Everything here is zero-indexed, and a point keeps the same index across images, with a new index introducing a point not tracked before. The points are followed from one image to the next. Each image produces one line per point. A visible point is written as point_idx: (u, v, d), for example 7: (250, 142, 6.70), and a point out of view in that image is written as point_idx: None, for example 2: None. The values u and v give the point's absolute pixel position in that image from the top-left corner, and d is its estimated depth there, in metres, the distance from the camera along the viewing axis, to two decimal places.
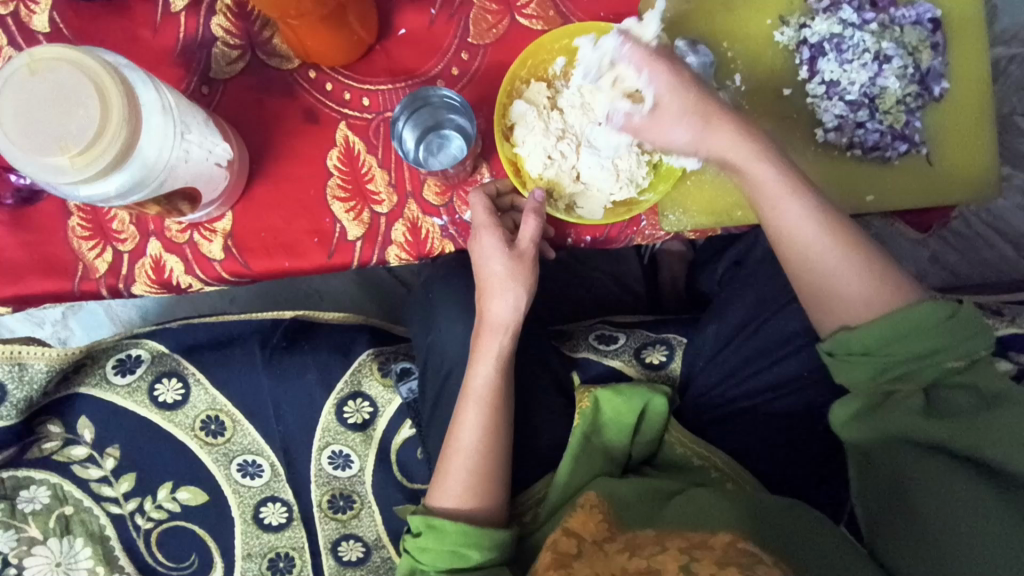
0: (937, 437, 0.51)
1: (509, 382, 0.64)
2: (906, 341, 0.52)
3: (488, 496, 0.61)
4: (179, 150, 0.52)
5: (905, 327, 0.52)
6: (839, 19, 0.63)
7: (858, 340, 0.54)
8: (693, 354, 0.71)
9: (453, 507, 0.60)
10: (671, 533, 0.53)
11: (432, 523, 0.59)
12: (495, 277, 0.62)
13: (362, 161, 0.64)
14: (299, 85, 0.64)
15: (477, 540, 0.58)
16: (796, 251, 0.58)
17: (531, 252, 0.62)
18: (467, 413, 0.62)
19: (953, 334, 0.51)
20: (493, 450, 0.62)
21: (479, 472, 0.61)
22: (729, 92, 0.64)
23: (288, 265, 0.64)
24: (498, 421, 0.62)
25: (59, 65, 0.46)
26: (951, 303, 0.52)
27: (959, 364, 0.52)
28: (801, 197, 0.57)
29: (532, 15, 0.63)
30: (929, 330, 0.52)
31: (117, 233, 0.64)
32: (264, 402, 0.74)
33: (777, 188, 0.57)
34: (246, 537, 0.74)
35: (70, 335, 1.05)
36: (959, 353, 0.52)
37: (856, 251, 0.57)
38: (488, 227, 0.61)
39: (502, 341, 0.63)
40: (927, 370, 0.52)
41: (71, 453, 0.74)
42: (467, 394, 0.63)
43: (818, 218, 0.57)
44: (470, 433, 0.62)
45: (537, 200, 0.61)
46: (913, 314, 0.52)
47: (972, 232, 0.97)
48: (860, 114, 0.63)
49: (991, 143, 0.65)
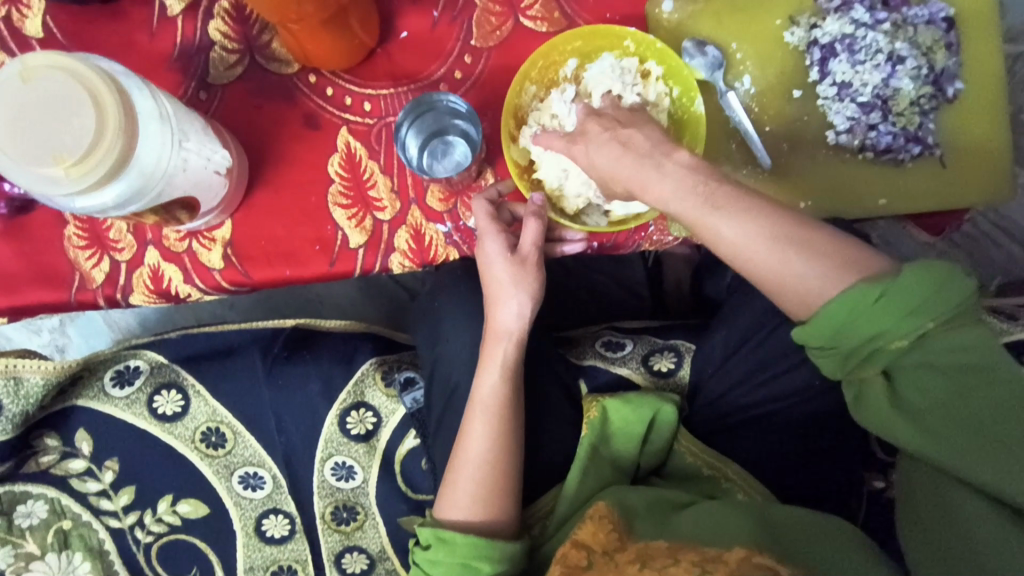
0: (905, 438, 0.46)
1: (517, 391, 0.63)
2: (856, 325, 0.46)
3: (498, 507, 0.60)
4: (178, 159, 0.51)
5: (845, 311, 0.46)
6: (851, 19, 0.62)
7: (816, 334, 0.47)
8: (702, 362, 0.70)
9: (462, 518, 0.59)
10: (685, 547, 0.51)
11: (442, 536, 0.58)
12: (498, 283, 0.61)
13: (364, 167, 0.62)
14: (299, 90, 0.63)
15: (487, 552, 0.57)
16: (741, 259, 0.50)
17: (534, 256, 0.61)
18: (474, 422, 0.61)
19: (891, 314, 0.45)
20: (500, 461, 0.60)
21: (486, 482, 0.59)
22: (738, 94, 0.63)
23: (289, 274, 0.62)
24: (506, 431, 0.61)
25: (52, 72, 0.44)
26: (880, 281, 0.45)
27: (903, 344, 0.45)
28: (731, 211, 0.50)
29: (536, 17, 0.62)
30: (862, 316, 0.45)
31: (114, 243, 0.63)
32: (264, 412, 0.73)
33: (698, 208, 0.50)
34: (248, 549, 0.73)
35: (69, 343, 1.04)
36: (902, 332, 0.45)
37: (807, 241, 0.49)
38: (491, 231, 0.60)
39: (506, 348, 0.62)
40: (879, 355, 0.46)
41: (69, 466, 0.73)
42: (475, 403, 0.62)
43: (754, 213, 0.50)
44: (478, 442, 0.60)
45: (537, 204, 0.60)
46: (839, 300, 0.46)
47: (980, 233, 0.95)
48: (873, 116, 0.62)
49: (1005, 146, 0.64)
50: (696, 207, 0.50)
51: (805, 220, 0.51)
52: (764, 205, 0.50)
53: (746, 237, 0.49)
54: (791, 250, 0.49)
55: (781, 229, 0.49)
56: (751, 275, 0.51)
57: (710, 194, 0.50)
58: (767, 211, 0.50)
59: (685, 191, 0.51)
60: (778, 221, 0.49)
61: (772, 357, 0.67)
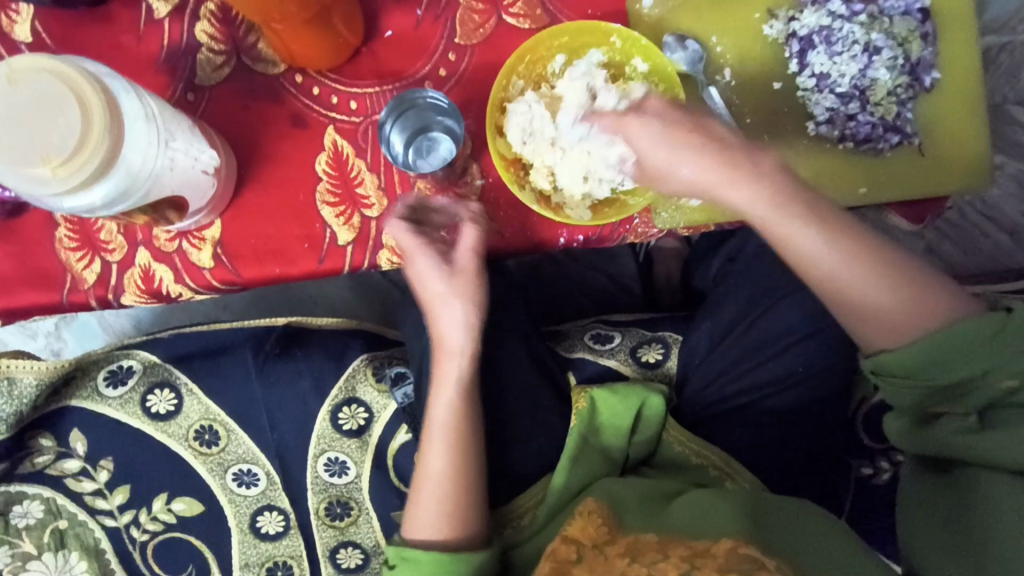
0: (982, 453, 0.50)
1: (472, 405, 0.65)
2: (953, 363, 0.50)
3: (461, 523, 0.62)
4: (164, 158, 0.52)
5: (939, 349, 0.50)
6: (828, 12, 0.64)
7: (898, 364, 0.51)
8: (689, 351, 0.70)
9: (426, 538, 0.62)
10: (674, 540, 0.52)
11: (405, 555, 0.61)
12: (437, 297, 0.63)
13: (351, 165, 0.63)
14: (286, 89, 0.63)
15: (452, 568, 0.60)
16: (824, 284, 0.55)
17: (472, 267, 0.63)
18: (432, 443, 0.63)
19: (1003, 351, 0.48)
20: (460, 477, 0.63)
21: (449, 500, 0.62)
22: (719, 87, 0.64)
23: (278, 271, 0.63)
24: (464, 450, 0.64)
25: (39, 75, 0.45)
26: (998, 317, 0.48)
27: (1014, 384, 0.49)
28: (829, 235, 0.54)
29: (518, 14, 0.63)
30: (960, 351, 0.49)
31: (105, 244, 0.63)
32: (256, 409, 0.74)
33: (789, 220, 0.54)
34: (243, 546, 0.73)
35: (64, 347, 1.04)
36: (1012, 372, 0.49)
37: (900, 279, 0.53)
38: (422, 249, 0.61)
39: (458, 365, 0.64)
40: (978, 394, 0.50)
41: (64, 466, 0.74)
42: (432, 425, 0.64)
43: (847, 250, 0.54)
44: (437, 462, 0.63)
45: (474, 210, 0.62)
46: (947, 336, 0.49)
47: (966, 222, 0.97)
48: (851, 106, 0.63)
49: (983, 134, 0.65)
50: (794, 222, 0.54)
51: (881, 244, 0.55)
52: (853, 235, 0.54)
53: (839, 268, 0.54)
54: (879, 283, 0.53)
55: (863, 252, 0.54)
56: (839, 305, 0.55)
57: (796, 210, 0.54)
58: (854, 241, 0.54)
59: (767, 203, 0.54)
60: (869, 256, 0.54)
61: (756, 346, 0.68)
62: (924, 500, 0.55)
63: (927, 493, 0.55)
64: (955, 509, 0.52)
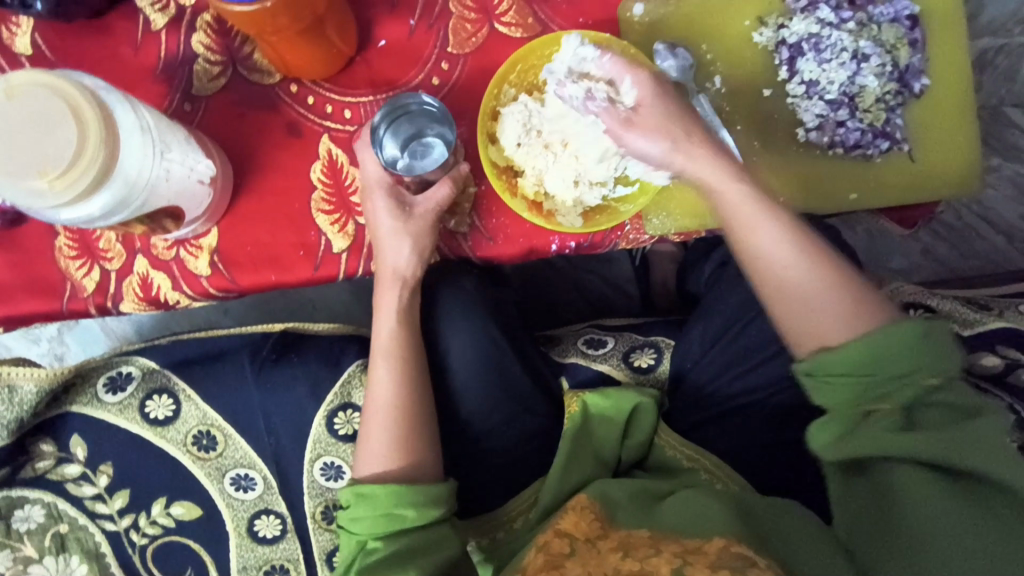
0: (915, 452, 0.49)
1: (414, 337, 0.66)
2: (891, 360, 0.50)
3: (413, 452, 0.62)
4: (160, 169, 0.53)
5: (882, 343, 0.51)
6: (817, 19, 0.63)
7: (841, 361, 0.52)
8: (681, 355, 0.71)
9: (379, 471, 0.62)
10: (667, 537, 0.53)
11: (361, 492, 0.60)
12: (383, 232, 0.61)
13: (346, 174, 0.64)
14: (281, 99, 0.64)
15: (410, 497, 0.59)
16: (771, 278, 0.57)
17: (428, 214, 0.62)
18: (377, 368, 0.64)
19: (934, 351, 0.51)
20: (407, 405, 0.64)
21: (397, 425, 0.63)
22: (709, 94, 0.64)
23: (274, 279, 0.64)
24: (409, 376, 0.64)
25: (35, 89, 0.46)
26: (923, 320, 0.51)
27: (935, 382, 0.50)
28: (783, 226, 0.56)
29: (510, 23, 0.64)
30: (898, 348, 0.50)
31: (104, 252, 0.64)
32: (254, 413, 0.75)
33: (753, 206, 0.57)
34: (241, 550, 0.74)
35: (67, 351, 1.06)
36: (934, 371, 0.50)
37: (840, 280, 0.55)
38: (381, 184, 0.61)
39: (399, 291, 0.65)
40: (907, 390, 0.50)
41: (65, 471, 0.75)
42: (376, 352, 0.65)
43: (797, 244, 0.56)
44: (383, 389, 0.64)
45: (460, 172, 0.62)
46: (886, 331, 0.51)
47: (962, 224, 0.97)
48: (840, 113, 0.63)
49: (974, 137, 0.65)
50: (758, 210, 0.57)
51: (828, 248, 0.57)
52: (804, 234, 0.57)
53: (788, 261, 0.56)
54: (821, 280, 0.55)
55: (811, 249, 0.56)
56: (779, 301, 0.56)
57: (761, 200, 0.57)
58: (805, 238, 0.56)
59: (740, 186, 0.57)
60: (817, 254, 0.56)
61: (748, 351, 0.69)
62: (852, 509, 0.52)
63: (854, 504, 0.52)
64: (886, 517, 0.50)
